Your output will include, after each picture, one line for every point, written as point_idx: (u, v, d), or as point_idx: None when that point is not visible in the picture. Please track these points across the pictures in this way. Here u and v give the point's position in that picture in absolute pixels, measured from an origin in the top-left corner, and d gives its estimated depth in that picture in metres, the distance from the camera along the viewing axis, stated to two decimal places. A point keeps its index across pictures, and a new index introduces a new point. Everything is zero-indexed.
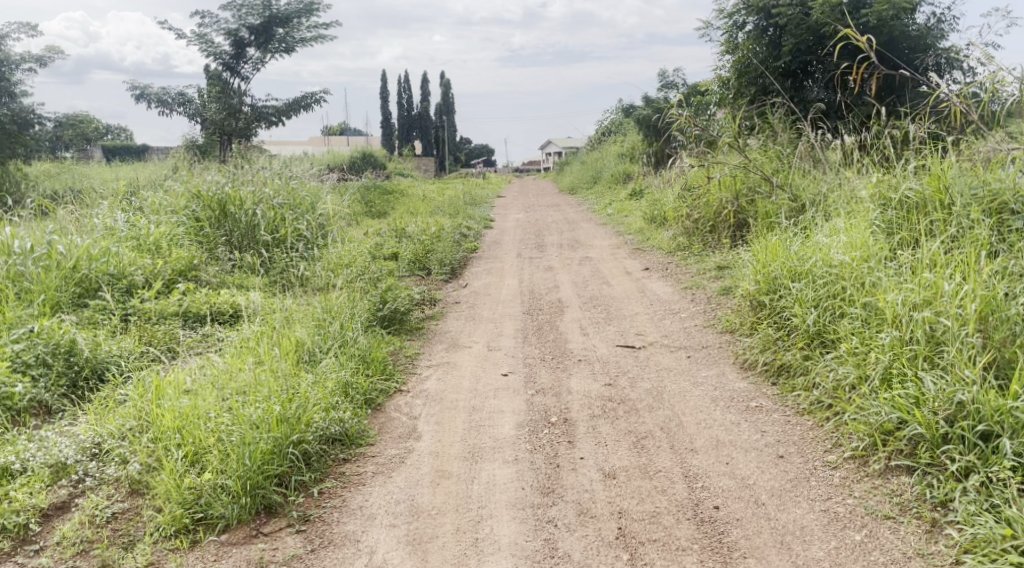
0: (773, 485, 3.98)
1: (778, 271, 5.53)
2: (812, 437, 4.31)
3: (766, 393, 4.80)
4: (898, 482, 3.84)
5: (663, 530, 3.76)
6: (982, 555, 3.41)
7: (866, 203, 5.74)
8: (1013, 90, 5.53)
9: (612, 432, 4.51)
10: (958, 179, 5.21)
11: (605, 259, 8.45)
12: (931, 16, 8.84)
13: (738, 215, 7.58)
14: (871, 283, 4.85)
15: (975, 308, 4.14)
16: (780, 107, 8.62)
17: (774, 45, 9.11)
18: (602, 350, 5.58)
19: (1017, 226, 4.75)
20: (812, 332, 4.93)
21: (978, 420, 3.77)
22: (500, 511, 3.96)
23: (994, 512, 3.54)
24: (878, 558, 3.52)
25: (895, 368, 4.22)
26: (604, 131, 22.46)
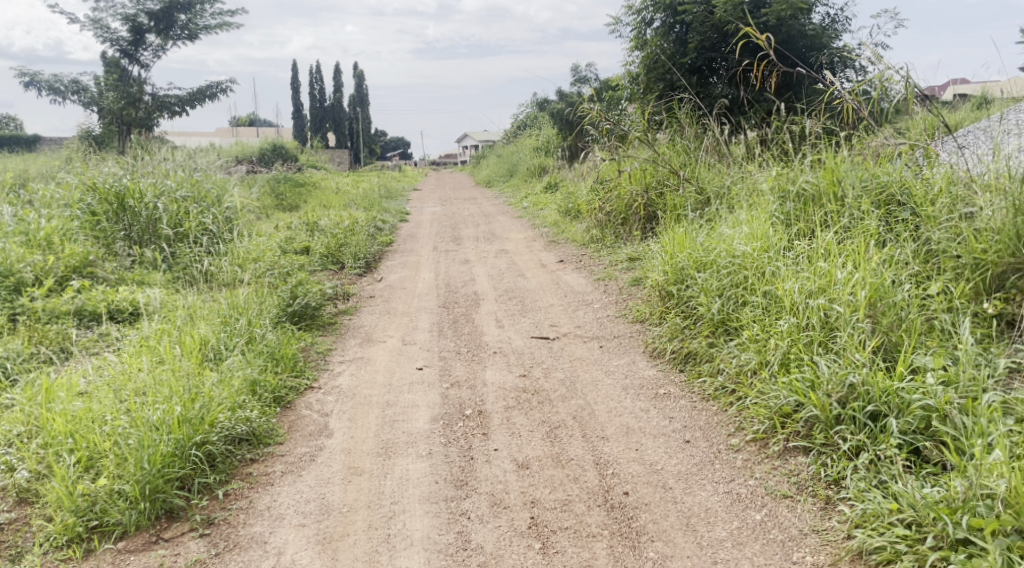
0: (679, 469, 4.08)
1: (685, 261, 5.65)
2: (717, 421, 4.43)
3: (674, 381, 4.91)
4: (795, 463, 3.99)
5: (574, 518, 3.81)
6: (871, 529, 3.51)
7: (766, 195, 5.93)
8: (900, 88, 5.79)
9: (525, 423, 4.54)
10: (850, 173, 5.43)
11: (521, 251, 8.50)
12: (826, 16, 9.19)
13: (648, 208, 7.71)
14: (771, 272, 5.02)
15: (864, 295, 4.33)
16: (686, 102, 8.80)
17: (680, 42, 9.32)
18: (517, 342, 5.61)
19: (903, 217, 5.00)
20: (717, 320, 5.06)
21: (868, 401, 3.92)
22: (413, 505, 3.95)
23: (882, 487, 3.67)
24: (777, 536, 3.64)
25: (793, 353, 4.38)
26: (519, 126, 22.62)
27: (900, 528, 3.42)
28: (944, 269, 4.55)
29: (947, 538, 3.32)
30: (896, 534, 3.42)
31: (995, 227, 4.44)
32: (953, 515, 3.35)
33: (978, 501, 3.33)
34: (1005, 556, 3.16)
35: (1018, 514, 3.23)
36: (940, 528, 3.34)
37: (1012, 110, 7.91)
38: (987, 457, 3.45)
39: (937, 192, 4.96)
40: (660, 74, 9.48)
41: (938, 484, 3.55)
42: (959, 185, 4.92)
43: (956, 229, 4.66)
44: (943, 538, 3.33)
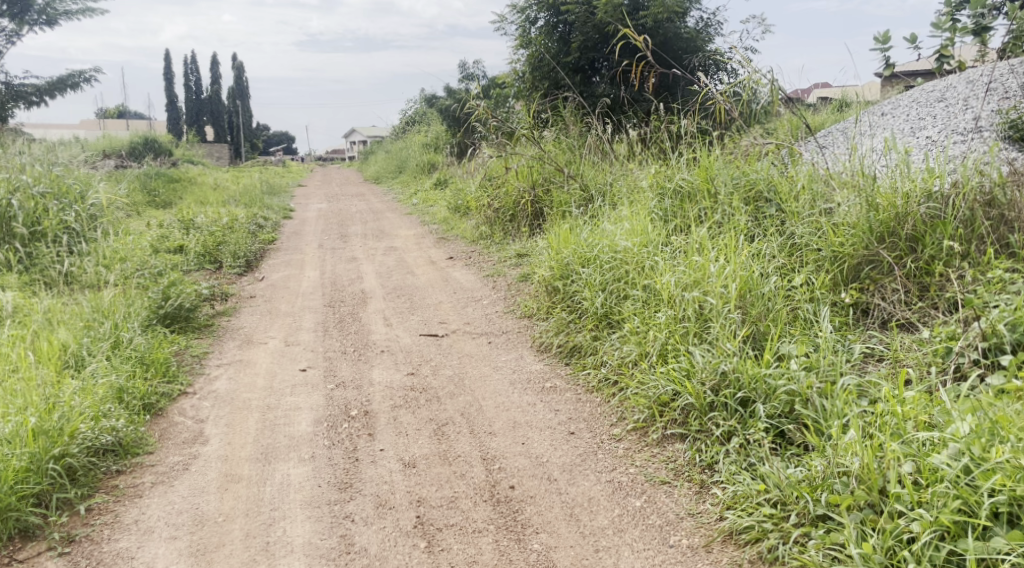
0: (564, 461, 4.13)
1: (570, 257, 5.72)
2: (600, 412, 4.51)
3: (560, 373, 4.97)
4: (673, 449, 4.09)
5: (461, 515, 3.79)
6: (741, 510, 3.57)
7: (646, 192, 6.08)
8: (768, 91, 6.04)
9: (413, 421, 4.48)
10: (721, 171, 5.65)
11: (409, 248, 8.42)
12: (699, 20, 9.50)
13: (535, 205, 7.75)
14: (650, 266, 5.15)
15: (735, 287, 4.50)
16: (570, 101, 8.92)
17: (563, 42, 9.42)
18: (405, 340, 5.55)
19: (770, 213, 5.23)
20: (600, 313, 5.15)
21: (739, 388, 4.04)
22: (294, 511, 3.84)
23: (751, 470, 3.76)
24: (655, 521, 3.69)
25: (670, 344, 4.50)
26: (408, 121, 22.44)
27: (767, 507, 3.48)
28: (806, 261, 4.77)
29: (808, 514, 3.38)
30: (763, 513, 3.49)
31: (852, 222, 4.72)
32: (814, 493, 3.41)
33: (835, 479, 3.39)
34: (859, 530, 3.20)
35: (869, 489, 3.28)
36: (802, 506, 3.40)
37: (867, 113, 8.41)
38: (843, 436, 3.53)
39: (799, 189, 5.20)
40: (545, 73, 9.55)
41: (802, 464, 3.62)
42: (819, 183, 5.18)
43: (817, 224, 4.91)
44: (805, 515, 3.39)
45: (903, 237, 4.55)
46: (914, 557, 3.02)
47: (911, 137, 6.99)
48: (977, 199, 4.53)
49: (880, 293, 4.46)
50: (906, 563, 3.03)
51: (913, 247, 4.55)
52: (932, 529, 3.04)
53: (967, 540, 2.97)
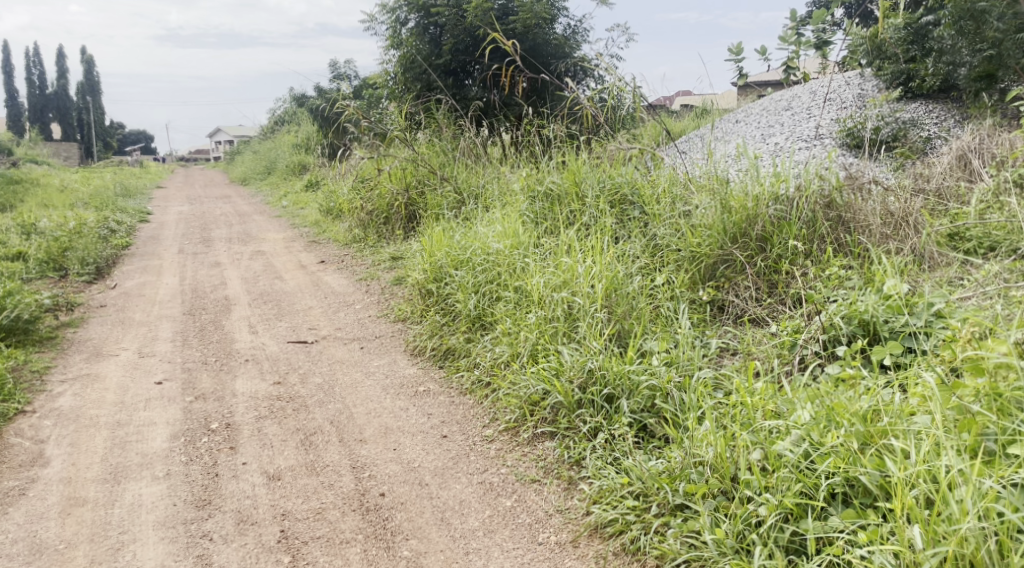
0: (436, 465, 4.04)
1: (443, 259, 5.67)
2: (473, 414, 4.45)
3: (434, 377, 4.88)
4: (542, 448, 4.07)
5: (327, 526, 3.65)
6: (606, 503, 3.59)
7: (517, 195, 6.12)
8: (632, 97, 6.19)
9: (278, 432, 4.31)
10: (589, 175, 5.78)
11: (278, 252, 8.16)
12: (567, 27, 9.66)
13: (409, 208, 7.64)
14: (521, 268, 5.18)
15: (601, 287, 4.58)
16: (443, 103, 8.88)
17: (435, 43, 9.36)
18: (272, 348, 5.36)
19: (634, 215, 5.39)
20: (473, 316, 5.12)
21: (604, 385, 4.10)
22: (146, 533, 3.64)
23: (616, 464, 3.78)
24: (524, 520, 3.66)
25: (540, 344, 4.53)
26: (277, 121, 21.83)
27: (630, 500, 3.51)
28: (667, 261, 4.92)
29: (667, 504, 3.43)
30: (626, 506, 3.51)
31: (708, 223, 4.90)
32: (673, 483, 3.47)
33: (692, 469, 3.45)
34: (712, 517, 3.26)
35: (723, 477, 3.35)
36: (662, 496, 3.44)
37: (721, 120, 8.78)
38: (699, 428, 3.59)
39: (661, 193, 5.37)
40: (417, 74, 9.44)
41: (662, 456, 3.67)
42: (678, 186, 5.37)
43: (677, 226, 5.08)
44: (665, 505, 3.44)
45: (754, 238, 4.79)
46: (761, 540, 3.09)
47: (761, 143, 7.33)
48: (818, 202, 4.86)
49: (734, 290, 4.66)
50: (754, 546, 3.09)
51: (762, 247, 4.79)
52: (777, 511, 3.09)
53: (808, 519, 3.03)
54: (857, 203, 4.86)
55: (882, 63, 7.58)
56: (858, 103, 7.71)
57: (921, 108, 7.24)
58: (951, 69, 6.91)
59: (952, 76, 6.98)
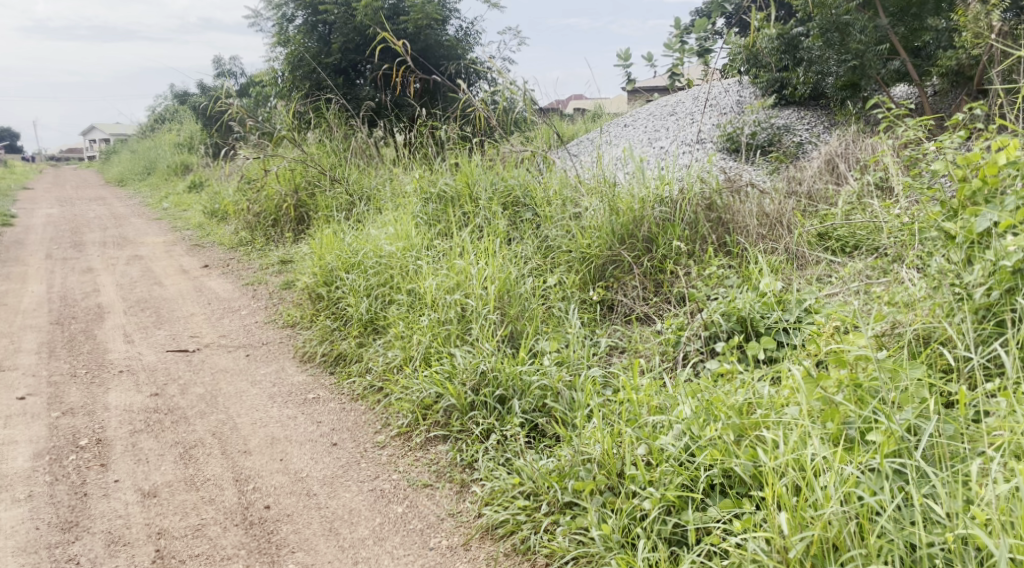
0: (324, 474, 3.93)
1: (334, 262, 5.56)
2: (364, 421, 4.35)
3: (324, 383, 4.76)
4: (435, 452, 4.01)
5: (208, 543, 3.49)
6: (497, 505, 3.56)
7: (410, 197, 6.08)
8: (523, 99, 6.23)
9: (155, 447, 4.12)
10: (482, 176, 5.81)
11: (158, 256, 7.84)
12: (460, 28, 9.66)
13: (298, 209, 7.46)
14: (413, 270, 5.14)
15: (494, 288, 4.57)
16: (333, 103, 8.72)
17: (323, 41, 9.19)
18: (149, 358, 5.14)
19: (526, 217, 5.45)
20: (365, 319, 5.04)
21: (496, 386, 4.09)
22: (4, 559, 3.41)
23: (508, 465, 3.77)
24: (416, 526, 3.58)
25: (433, 348, 4.47)
26: (157, 119, 21.02)
27: (521, 500, 3.50)
28: (558, 263, 4.97)
29: (557, 502, 3.44)
30: (517, 506, 3.50)
31: (597, 225, 5.00)
32: (562, 481, 3.48)
33: (580, 466, 3.47)
34: (599, 512, 3.26)
35: (609, 473, 3.37)
36: (551, 495, 3.45)
37: (611, 124, 8.98)
38: (588, 426, 3.63)
39: (552, 195, 5.47)
40: (306, 73, 9.11)
41: (551, 456, 3.68)
42: (570, 188, 5.47)
43: (567, 227, 5.15)
44: (554, 503, 3.45)
45: (641, 238, 4.91)
46: (645, 534, 3.10)
47: (648, 146, 7.52)
48: (699, 204, 5.02)
49: (623, 290, 4.75)
50: (639, 540, 3.10)
51: (648, 247, 4.91)
52: (660, 504, 3.11)
53: (689, 511, 3.07)
54: (735, 204, 5.04)
55: (757, 72, 7.89)
56: (737, 109, 8.02)
57: (794, 115, 7.63)
58: (820, 77, 7.26)
59: (821, 84, 7.36)
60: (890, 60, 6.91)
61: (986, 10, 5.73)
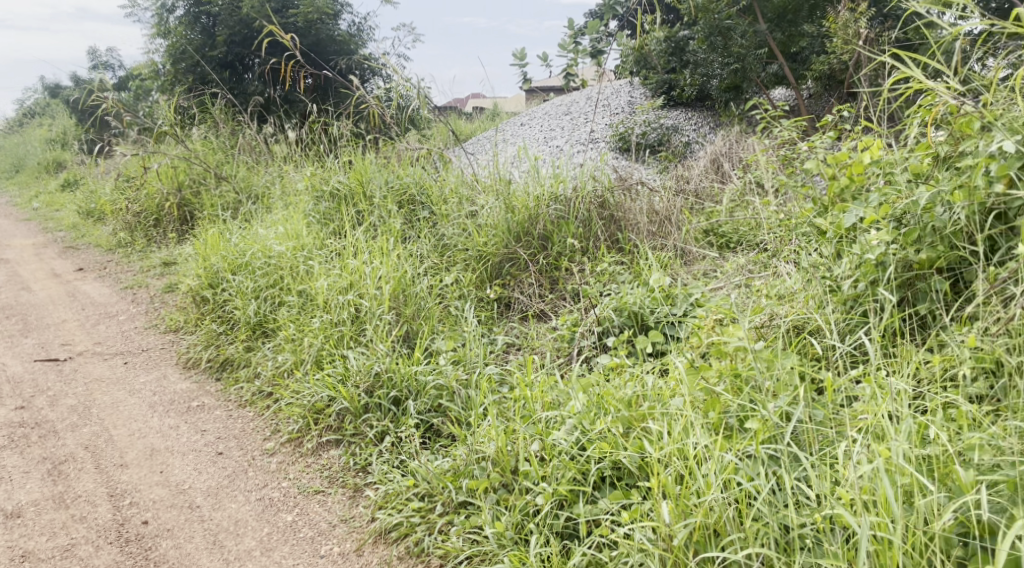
0: (208, 485, 3.76)
1: (219, 264, 5.41)
2: (253, 428, 4.19)
3: (209, 391, 4.57)
4: (327, 457, 3.89)
5: (78, 563, 3.30)
6: (391, 508, 3.47)
7: (301, 195, 5.96)
8: (417, 96, 6.18)
9: (20, 464, 3.89)
10: (376, 174, 5.75)
11: (26, 260, 7.41)
12: (352, 23, 9.52)
13: (181, 208, 7.19)
14: (304, 271, 5.04)
15: (389, 288, 4.51)
16: (218, 98, 8.47)
17: (207, 33, 8.90)
18: (15, 369, 4.87)
19: (422, 216, 5.42)
20: (254, 323, 4.91)
21: (391, 388, 4.01)
22: None
23: (402, 467, 3.69)
24: (306, 534, 3.46)
25: (326, 351, 4.37)
26: (26, 113, 19.90)
27: (415, 502, 3.43)
28: (455, 261, 4.97)
29: (451, 502, 3.39)
30: (411, 508, 3.42)
31: (493, 223, 5.02)
32: (457, 481, 3.43)
33: (475, 465, 3.43)
34: (493, 511, 3.24)
35: (503, 471, 3.34)
36: (446, 495, 3.39)
37: (507, 123, 9.03)
38: (482, 424, 3.60)
39: (448, 194, 5.47)
40: (189, 66, 8.88)
41: (447, 456, 3.62)
42: (466, 186, 5.49)
43: (463, 225, 5.16)
44: (449, 503, 3.39)
45: (536, 236, 4.97)
46: (538, 528, 3.07)
47: (543, 145, 7.59)
48: (592, 202, 5.11)
49: (520, 287, 4.77)
50: (532, 535, 3.07)
51: (544, 245, 4.98)
52: (553, 499, 3.09)
53: (580, 504, 3.04)
54: (626, 202, 5.15)
55: (647, 73, 8.09)
56: (628, 109, 8.20)
57: (682, 115, 7.84)
58: (705, 79, 7.53)
59: (706, 86, 7.62)
60: (769, 64, 7.22)
61: (855, 17, 6.08)
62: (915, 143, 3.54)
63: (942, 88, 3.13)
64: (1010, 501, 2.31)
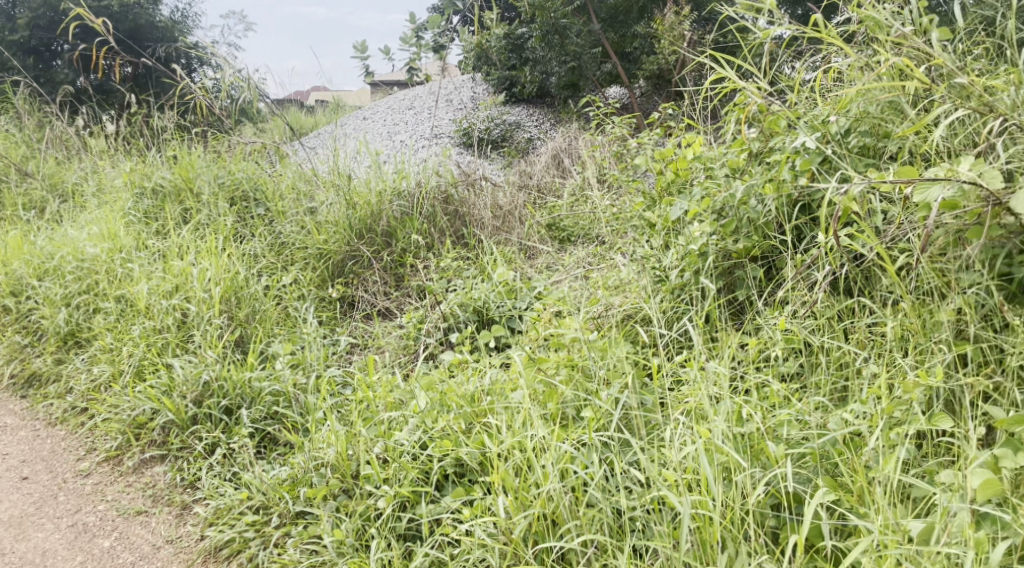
0: (10, 515, 3.45)
1: (22, 268, 4.99)
2: (64, 447, 3.86)
3: (13, 409, 4.20)
4: (151, 474, 3.64)
5: None
6: (222, 524, 3.28)
7: (120, 192, 5.62)
8: (248, 90, 5.95)
9: None
10: (204, 170, 5.53)
11: None
12: (175, 10, 9.09)
13: None
14: (122, 275, 4.75)
15: (219, 291, 4.33)
16: (23, 87, 7.85)
17: (7, 16, 8.29)
18: None
19: (256, 213, 5.26)
20: (64, 333, 4.55)
21: (222, 396, 3.81)
22: None
23: (234, 480, 3.51)
24: (126, 559, 3.23)
25: (148, 360, 4.11)
26: None
27: (249, 516, 3.25)
28: (293, 260, 4.85)
29: (288, 513, 3.24)
30: (245, 522, 3.24)
31: (333, 220, 4.95)
32: (294, 490, 3.29)
33: (313, 472, 3.30)
34: (333, 518, 3.12)
35: (343, 476, 3.25)
36: (282, 506, 3.24)
37: (348, 118, 8.87)
38: (321, 430, 3.47)
39: (283, 190, 5.36)
40: None
41: (284, 464, 3.46)
42: (303, 183, 5.39)
43: (301, 223, 5.05)
44: (285, 515, 3.24)
45: (379, 233, 4.94)
46: (379, 533, 3.02)
47: (386, 140, 7.52)
48: (437, 198, 5.13)
49: (363, 285, 4.71)
50: (373, 539, 3.00)
51: (388, 242, 4.95)
52: (395, 501, 3.05)
53: (422, 504, 3.02)
54: (471, 198, 5.20)
55: (488, 70, 8.17)
56: (471, 105, 8.26)
57: (524, 112, 7.97)
58: (544, 76, 7.62)
59: (545, 84, 7.76)
60: (603, 63, 7.46)
61: (680, 20, 6.41)
62: (732, 139, 3.74)
63: (752, 87, 3.34)
64: (813, 472, 2.53)
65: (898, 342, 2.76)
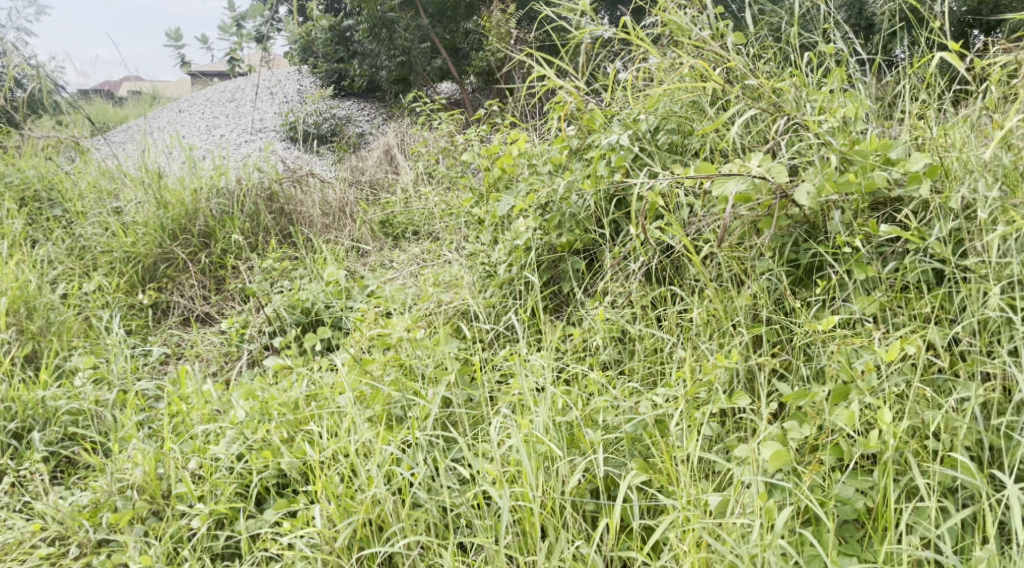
0: None
1: None
2: None
3: None
4: None
5: None
6: (11, 560, 2.92)
7: None
8: (37, 80, 5.53)
9: None
10: None
11: None
12: None
13: None
14: None
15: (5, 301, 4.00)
16: None
17: None
18: None
19: (49, 214, 4.93)
20: None
21: (11, 419, 3.52)
22: None
23: (25, 511, 3.18)
24: None
25: None
26: None
27: (43, 548, 2.92)
28: (98, 263, 4.57)
29: (89, 543, 2.95)
30: (38, 556, 2.91)
31: (141, 220, 4.70)
32: (95, 517, 3.03)
33: (117, 496, 3.06)
34: (140, 544, 2.89)
35: (152, 497, 3.04)
36: (82, 535, 2.96)
37: (163, 111, 8.40)
38: (126, 449, 3.26)
39: (83, 188, 5.07)
40: None
41: (83, 489, 3.19)
42: (106, 179, 5.13)
43: (104, 224, 4.77)
44: (86, 544, 2.95)
45: (195, 234, 4.72)
46: (193, 555, 2.83)
47: (205, 135, 7.18)
48: (260, 195, 4.97)
49: (178, 290, 4.49)
50: (185, 562, 2.82)
51: (206, 243, 4.75)
52: (210, 519, 2.90)
53: (241, 521, 2.89)
54: (297, 195, 5.09)
55: (314, 62, 7.97)
56: (297, 99, 8.03)
57: (355, 106, 7.83)
58: (374, 71, 7.56)
59: (375, 78, 7.67)
60: (434, 59, 7.37)
61: (506, 18, 6.50)
62: (553, 136, 3.82)
63: (568, 85, 3.44)
64: (628, 455, 2.65)
65: (704, 326, 2.91)
